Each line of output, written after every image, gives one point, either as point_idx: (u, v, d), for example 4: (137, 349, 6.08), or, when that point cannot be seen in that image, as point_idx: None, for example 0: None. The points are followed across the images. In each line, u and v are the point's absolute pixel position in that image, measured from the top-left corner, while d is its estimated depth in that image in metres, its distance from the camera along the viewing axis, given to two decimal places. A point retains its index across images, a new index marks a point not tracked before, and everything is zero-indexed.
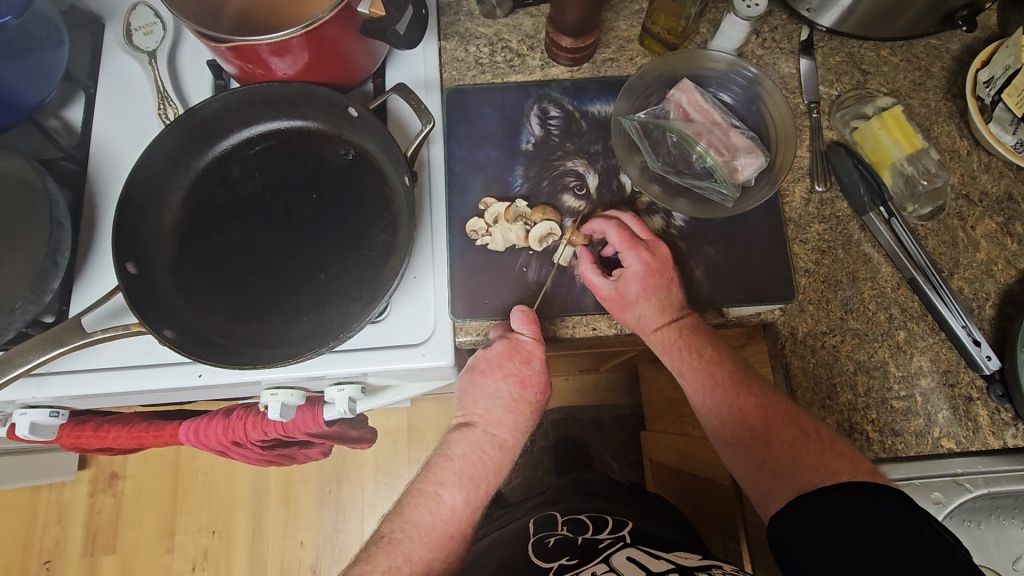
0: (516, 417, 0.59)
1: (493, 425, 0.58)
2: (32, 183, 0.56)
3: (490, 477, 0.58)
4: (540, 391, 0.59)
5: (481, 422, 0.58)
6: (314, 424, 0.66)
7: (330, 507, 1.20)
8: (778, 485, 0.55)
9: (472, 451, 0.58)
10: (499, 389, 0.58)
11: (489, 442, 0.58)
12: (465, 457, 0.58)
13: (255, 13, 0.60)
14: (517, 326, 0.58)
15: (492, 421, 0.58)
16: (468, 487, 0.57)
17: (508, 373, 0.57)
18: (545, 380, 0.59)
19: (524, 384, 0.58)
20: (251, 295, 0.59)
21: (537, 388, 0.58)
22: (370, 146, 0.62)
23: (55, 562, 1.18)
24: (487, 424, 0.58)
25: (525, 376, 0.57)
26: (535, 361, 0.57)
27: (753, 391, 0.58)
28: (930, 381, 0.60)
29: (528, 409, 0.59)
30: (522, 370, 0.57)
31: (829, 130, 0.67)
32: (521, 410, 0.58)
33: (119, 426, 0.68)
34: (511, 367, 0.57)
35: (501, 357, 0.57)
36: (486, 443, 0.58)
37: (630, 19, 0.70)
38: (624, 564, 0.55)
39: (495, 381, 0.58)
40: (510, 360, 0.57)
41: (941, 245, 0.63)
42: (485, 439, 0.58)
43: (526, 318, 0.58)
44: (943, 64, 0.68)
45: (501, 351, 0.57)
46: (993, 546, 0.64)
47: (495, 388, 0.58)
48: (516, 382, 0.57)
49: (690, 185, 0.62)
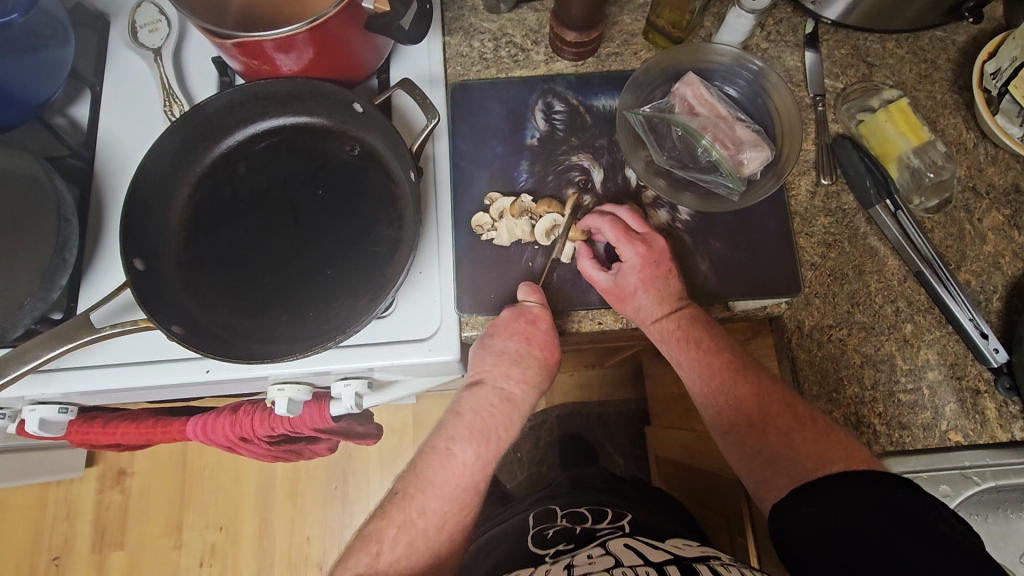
0: (516, 392, 0.59)
1: (501, 380, 0.59)
2: (39, 180, 0.56)
3: (500, 433, 0.60)
4: (551, 351, 0.59)
5: (489, 377, 0.59)
6: (322, 421, 0.66)
7: (335, 504, 1.20)
8: (773, 474, 0.56)
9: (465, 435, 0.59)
10: (505, 346, 0.58)
11: (498, 397, 0.59)
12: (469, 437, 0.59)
13: (260, 9, 0.60)
14: (523, 297, 0.58)
15: (500, 375, 0.59)
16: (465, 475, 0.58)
17: (514, 331, 0.57)
18: (554, 339, 0.58)
19: (530, 341, 0.58)
20: (256, 290, 0.59)
21: (543, 345, 0.58)
22: (375, 141, 0.62)
23: (63, 558, 1.19)
24: (495, 380, 0.59)
25: (531, 335, 0.58)
26: (542, 321, 0.58)
27: (752, 380, 0.59)
28: (937, 374, 0.59)
29: (535, 363, 0.59)
30: (529, 330, 0.57)
31: (834, 123, 0.66)
32: (527, 363, 0.58)
33: (127, 422, 0.69)
34: (517, 327, 0.57)
35: (508, 321, 0.57)
36: (496, 399, 0.59)
37: (635, 13, 0.69)
38: (622, 550, 0.55)
39: (503, 340, 0.58)
40: (516, 321, 0.57)
41: (948, 237, 0.63)
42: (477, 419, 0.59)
43: (531, 289, 0.59)
44: (950, 55, 0.68)
45: (507, 317, 0.58)
46: (1000, 540, 0.64)
47: (502, 346, 0.58)
48: (521, 340, 0.57)
49: (695, 179, 0.62)
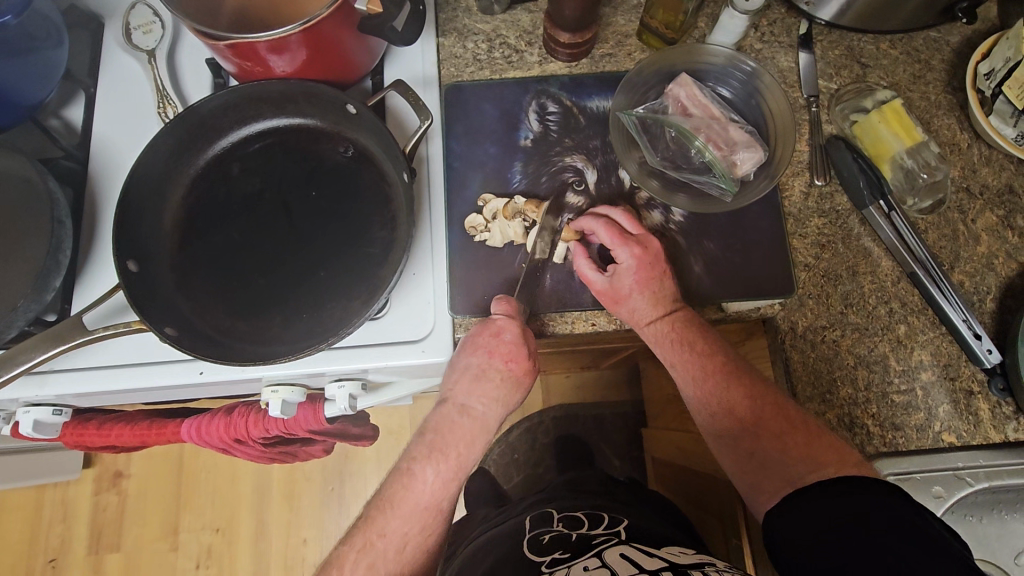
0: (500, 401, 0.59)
1: (463, 397, 0.58)
2: (32, 181, 0.56)
3: (461, 446, 0.59)
4: (518, 364, 0.58)
5: (451, 394, 0.59)
6: (315, 421, 0.67)
7: (332, 505, 1.20)
8: (767, 477, 0.56)
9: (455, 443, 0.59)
10: (469, 362, 0.58)
11: (461, 412, 0.59)
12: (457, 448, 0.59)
13: (254, 11, 0.60)
14: (495, 311, 0.58)
15: (463, 391, 0.58)
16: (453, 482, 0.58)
17: (477, 346, 0.58)
18: (521, 349, 0.57)
19: (490, 354, 0.57)
20: (250, 292, 0.59)
21: (505, 357, 0.57)
22: (368, 143, 0.62)
23: (60, 560, 1.19)
24: (457, 396, 0.58)
25: (492, 347, 0.57)
26: (507, 332, 0.57)
27: (745, 382, 0.59)
28: (931, 374, 0.59)
29: (498, 378, 0.58)
30: (493, 343, 0.57)
31: (828, 123, 0.66)
32: (489, 378, 0.58)
33: (122, 423, 0.69)
34: (480, 341, 0.58)
35: (474, 335, 0.58)
36: (458, 414, 0.59)
37: (628, 14, 0.69)
38: (618, 560, 0.55)
39: (467, 355, 0.58)
40: (479, 335, 0.58)
41: (942, 238, 0.63)
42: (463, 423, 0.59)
43: (505, 306, 0.58)
44: (943, 56, 0.68)
45: (475, 331, 0.59)
46: (994, 542, 0.64)
47: (464, 362, 0.58)
48: (484, 354, 0.57)
49: (688, 180, 0.62)
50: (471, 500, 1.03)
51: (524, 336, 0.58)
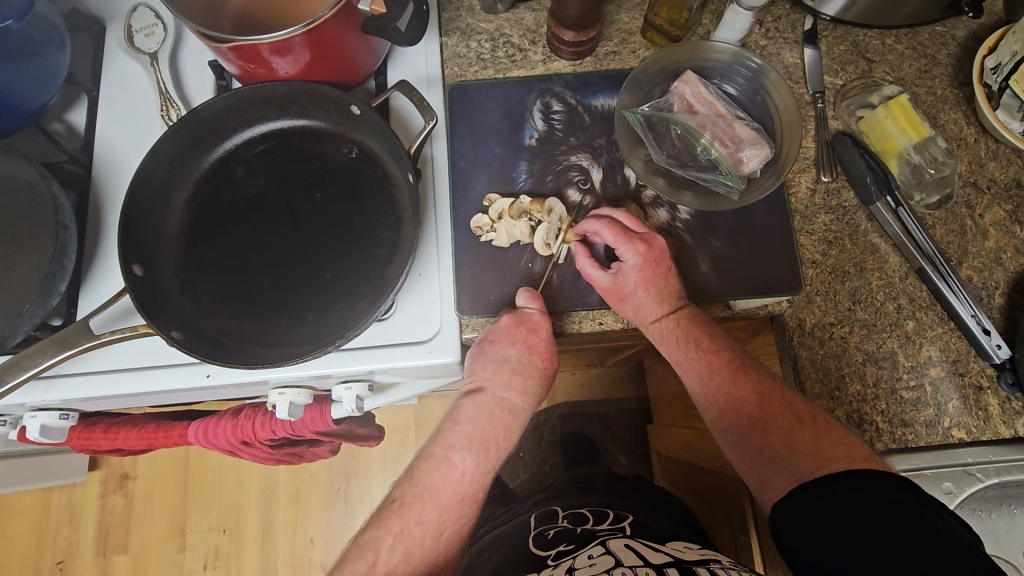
0: (525, 381, 0.60)
1: (501, 389, 0.60)
2: (36, 185, 0.56)
3: (499, 440, 0.60)
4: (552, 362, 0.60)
5: (490, 385, 0.60)
6: (322, 423, 0.66)
7: (339, 504, 1.20)
8: (775, 473, 0.56)
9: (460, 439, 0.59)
10: (507, 354, 0.58)
11: (484, 425, 0.59)
12: (474, 420, 0.60)
13: (256, 12, 0.59)
14: (523, 303, 0.59)
15: (500, 384, 0.60)
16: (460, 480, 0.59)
17: (516, 340, 0.58)
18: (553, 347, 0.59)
19: (531, 350, 0.58)
20: (257, 294, 0.59)
21: (544, 355, 0.59)
22: (372, 143, 0.62)
23: (68, 562, 1.19)
24: (496, 388, 0.60)
25: (532, 343, 0.58)
26: (542, 330, 0.58)
27: (751, 379, 0.59)
28: (940, 371, 0.59)
29: (519, 389, 0.60)
30: (531, 339, 0.58)
31: (835, 120, 0.66)
32: (527, 374, 0.59)
33: (128, 428, 0.68)
34: (517, 333, 0.58)
35: (510, 326, 0.58)
36: (495, 407, 0.60)
37: (633, 11, 0.69)
38: (622, 550, 0.55)
39: (505, 348, 0.58)
40: (517, 329, 0.58)
41: (950, 234, 0.62)
42: (494, 403, 0.60)
43: (531, 296, 0.59)
44: (950, 50, 0.67)
45: (509, 323, 0.58)
46: (1004, 536, 0.63)
47: (503, 354, 0.58)
48: (524, 348, 0.58)
49: (695, 177, 0.62)
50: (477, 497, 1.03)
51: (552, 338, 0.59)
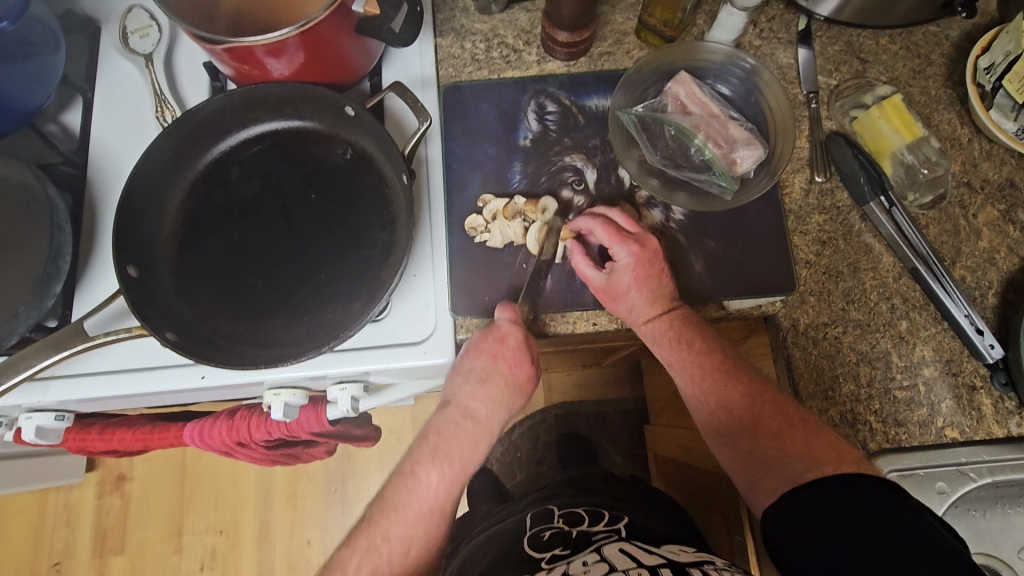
0: (491, 391, 0.59)
1: (468, 401, 0.59)
2: (31, 187, 0.56)
3: (463, 453, 0.59)
4: (521, 369, 0.59)
5: (456, 399, 0.60)
6: (318, 424, 0.66)
7: (336, 505, 1.21)
8: (766, 475, 0.56)
9: (454, 439, 0.59)
10: (473, 365, 0.58)
11: (472, 424, 0.60)
12: (441, 433, 0.60)
13: (250, 13, 0.59)
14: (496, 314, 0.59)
15: (467, 396, 0.59)
16: (450, 476, 0.60)
17: (482, 351, 0.58)
18: (523, 354, 0.58)
19: (497, 359, 0.58)
20: (252, 295, 0.59)
21: (510, 363, 0.58)
22: (366, 144, 0.62)
23: (65, 563, 1.19)
24: (462, 401, 0.59)
25: (498, 352, 0.58)
26: (509, 338, 0.58)
27: (743, 381, 0.59)
28: (933, 370, 0.59)
29: (506, 387, 0.59)
30: (497, 348, 0.58)
31: (828, 120, 0.66)
32: (494, 383, 0.59)
33: (124, 429, 0.68)
34: (488, 342, 0.58)
35: (477, 339, 0.59)
36: (461, 419, 0.60)
37: (627, 12, 0.69)
38: (617, 555, 0.55)
39: (472, 359, 0.58)
40: (484, 340, 0.58)
41: (943, 234, 0.62)
42: (461, 415, 0.60)
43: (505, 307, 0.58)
44: (943, 51, 0.67)
45: (477, 336, 0.59)
46: (998, 535, 0.63)
47: (470, 365, 0.59)
48: (489, 358, 0.58)
49: (689, 178, 0.62)
50: (474, 497, 1.03)
51: (526, 341, 0.58)
